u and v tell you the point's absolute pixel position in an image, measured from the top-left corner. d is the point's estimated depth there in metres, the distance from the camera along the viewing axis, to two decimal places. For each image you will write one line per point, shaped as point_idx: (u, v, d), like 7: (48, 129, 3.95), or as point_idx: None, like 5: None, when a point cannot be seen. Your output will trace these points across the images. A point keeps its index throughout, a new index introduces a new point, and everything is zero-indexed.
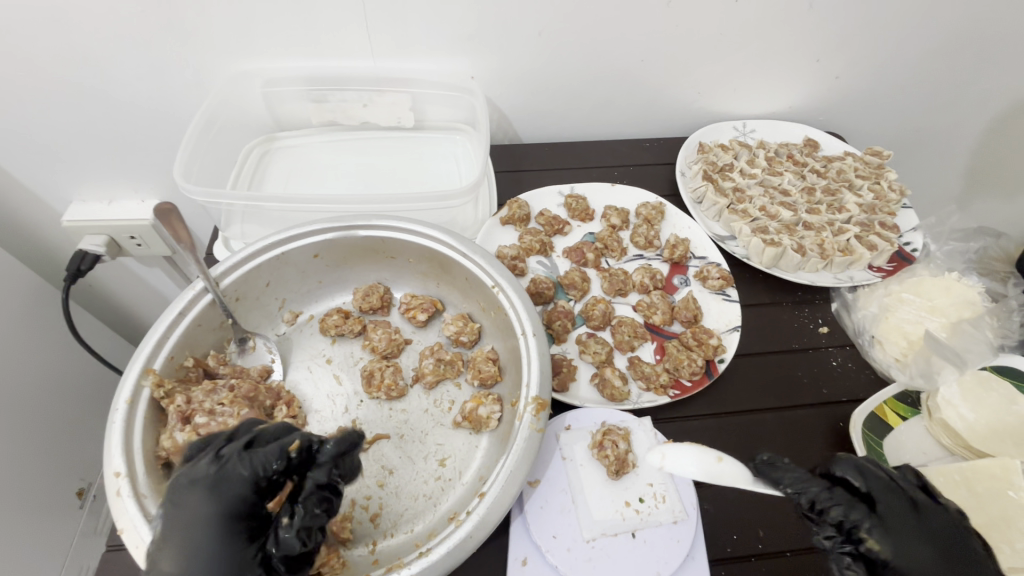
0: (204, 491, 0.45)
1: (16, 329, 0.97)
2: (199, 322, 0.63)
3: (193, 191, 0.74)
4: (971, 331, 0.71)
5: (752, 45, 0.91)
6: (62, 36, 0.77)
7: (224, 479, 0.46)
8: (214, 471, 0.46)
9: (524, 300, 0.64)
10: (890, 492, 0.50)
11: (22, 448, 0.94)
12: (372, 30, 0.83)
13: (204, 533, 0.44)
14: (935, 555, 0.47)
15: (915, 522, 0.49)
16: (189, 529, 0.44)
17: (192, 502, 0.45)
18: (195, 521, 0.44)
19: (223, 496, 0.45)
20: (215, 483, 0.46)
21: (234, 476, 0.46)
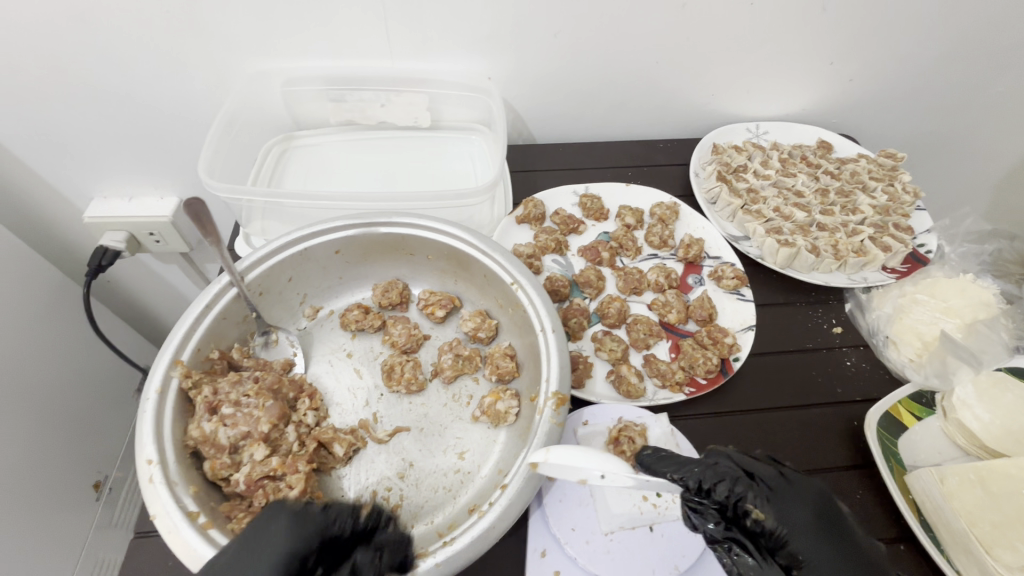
0: (288, 525, 0.47)
1: (39, 322, 0.99)
2: (224, 315, 0.64)
3: (217, 187, 0.75)
4: (985, 333, 0.72)
5: (766, 48, 0.92)
6: (91, 37, 0.78)
7: (273, 522, 0.48)
8: (262, 514, 0.48)
9: (542, 297, 0.65)
10: (763, 466, 0.55)
11: (42, 440, 0.96)
12: (391, 32, 0.84)
13: (258, 571, 0.44)
14: (810, 518, 0.52)
15: (797, 494, 0.53)
16: (239, 565, 0.45)
17: (273, 533, 0.46)
18: (239, 566, 0.45)
19: (275, 533, 0.47)
20: (264, 524, 0.47)
21: (315, 520, 0.48)
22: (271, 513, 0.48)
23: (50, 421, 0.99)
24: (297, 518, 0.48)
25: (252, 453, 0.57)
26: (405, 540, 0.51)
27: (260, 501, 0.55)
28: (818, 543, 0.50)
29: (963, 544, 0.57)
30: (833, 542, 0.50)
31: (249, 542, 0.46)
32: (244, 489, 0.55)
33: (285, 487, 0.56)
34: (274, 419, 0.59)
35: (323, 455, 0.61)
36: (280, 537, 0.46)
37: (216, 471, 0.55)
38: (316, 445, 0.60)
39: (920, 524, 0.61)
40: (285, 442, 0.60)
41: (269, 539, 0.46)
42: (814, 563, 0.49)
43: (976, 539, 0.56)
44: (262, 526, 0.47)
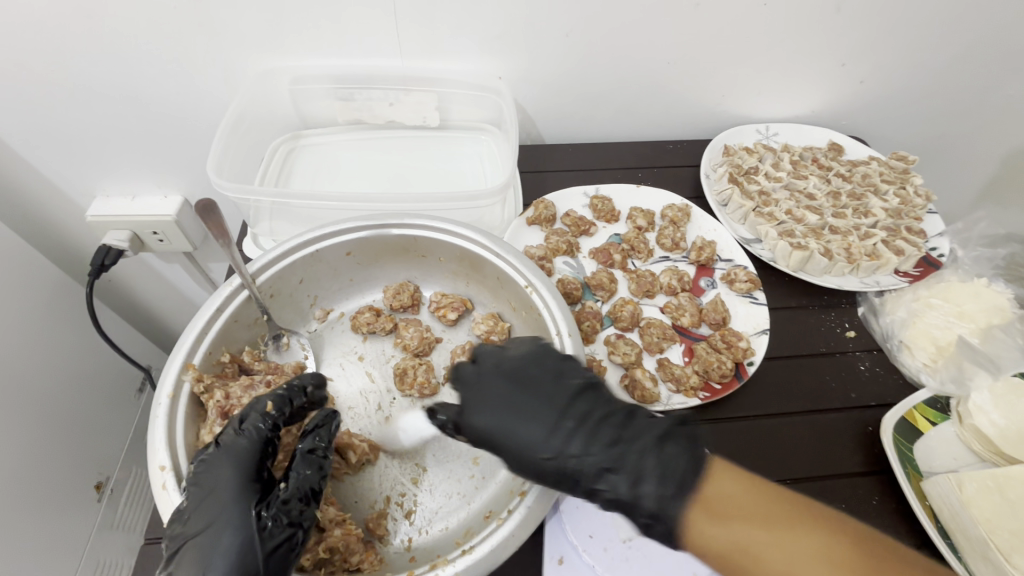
0: (227, 461, 0.50)
1: (42, 322, 0.98)
2: (235, 317, 0.63)
3: (226, 187, 0.74)
4: (1001, 338, 0.73)
5: (779, 48, 0.91)
6: (96, 33, 0.77)
7: (204, 462, 0.50)
8: (193, 468, 0.50)
9: (558, 300, 0.65)
10: (547, 355, 0.57)
11: (44, 440, 0.95)
12: (401, 30, 0.83)
13: (214, 498, 0.48)
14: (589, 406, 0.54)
15: (550, 378, 0.55)
16: (207, 500, 0.47)
17: (217, 474, 0.49)
18: (200, 507, 0.47)
19: (210, 470, 0.49)
20: (198, 472, 0.49)
21: (240, 446, 0.51)
22: (200, 459, 0.50)
23: (54, 421, 0.98)
24: (220, 445, 0.50)
25: None
26: (317, 377, 0.60)
27: None
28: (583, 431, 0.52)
29: (980, 550, 0.57)
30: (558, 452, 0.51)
31: (195, 494, 0.48)
32: None
33: None
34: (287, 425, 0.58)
35: (336, 460, 0.60)
36: (216, 465, 0.49)
37: None
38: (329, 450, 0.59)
39: (937, 529, 0.61)
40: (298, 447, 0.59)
41: (206, 475, 0.49)
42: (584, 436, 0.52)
43: (994, 546, 0.56)
44: (197, 476, 0.49)
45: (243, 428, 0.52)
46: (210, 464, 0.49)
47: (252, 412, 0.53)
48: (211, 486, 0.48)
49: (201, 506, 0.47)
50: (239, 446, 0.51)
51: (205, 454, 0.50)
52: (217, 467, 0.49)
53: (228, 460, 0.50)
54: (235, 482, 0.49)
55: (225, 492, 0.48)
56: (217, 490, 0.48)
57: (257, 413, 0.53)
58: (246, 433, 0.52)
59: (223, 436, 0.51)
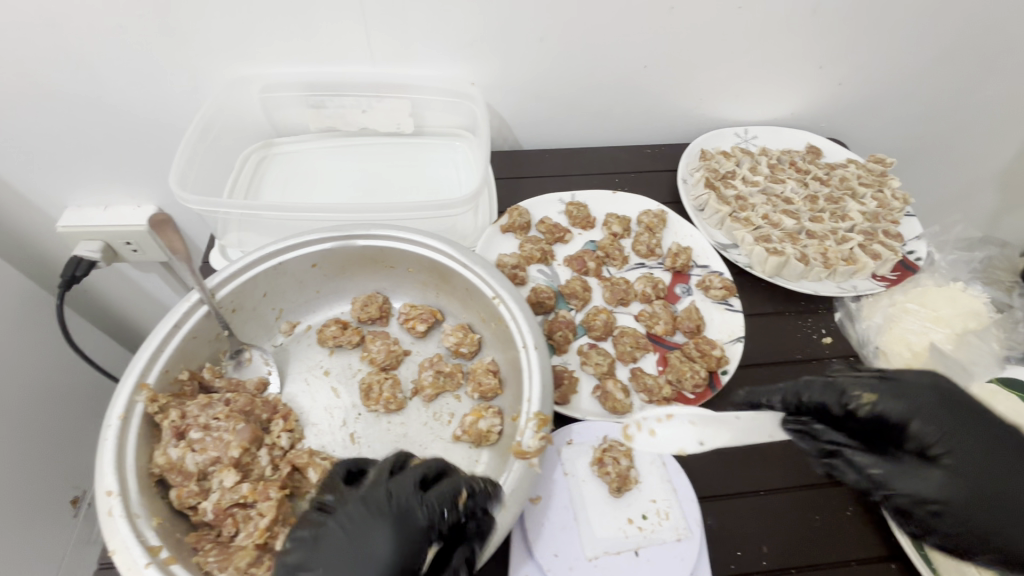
0: (386, 530, 0.46)
1: (11, 334, 0.96)
2: (194, 334, 0.62)
3: (189, 199, 0.72)
4: (976, 344, 0.73)
5: (756, 50, 0.90)
6: (58, 41, 0.75)
7: (364, 518, 0.47)
8: (353, 518, 0.47)
9: (525, 312, 0.63)
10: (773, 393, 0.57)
11: (15, 454, 0.93)
12: (372, 36, 0.82)
13: (360, 567, 0.45)
14: (942, 407, 0.51)
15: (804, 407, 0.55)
16: (339, 562, 0.45)
17: (375, 536, 0.46)
18: (336, 560, 0.45)
19: (371, 531, 0.46)
20: (358, 526, 0.47)
21: (414, 522, 0.47)
22: (359, 505, 0.48)
23: (24, 437, 0.95)
24: (391, 508, 0.48)
25: (221, 480, 0.54)
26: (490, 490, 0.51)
27: (229, 531, 0.53)
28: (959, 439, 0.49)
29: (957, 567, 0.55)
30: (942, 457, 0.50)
31: (339, 546, 0.46)
32: (212, 518, 0.53)
33: (257, 516, 0.53)
34: (245, 444, 0.57)
35: (297, 478, 0.59)
36: (377, 529, 0.46)
37: (183, 499, 0.53)
38: (289, 469, 0.58)
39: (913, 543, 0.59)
40: (257, 466, 0.58)
41: (361, 533, 0.46)
42: (958, 461, 0.49)
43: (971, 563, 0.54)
44: (349, 525, 0.47)
45: (421, 502, 0.48)
46: (376, 526, 0.47)
47: (441, 492, 0.49)
48: (365, 551, 0.45)
49: (336, 564, 0.45)
50: (414, 513, 0.48)
51: (369, 506, 0.48)
52: (378, 531, 0.46)
53: (397, 526, 0.46)
54: (382, 560, 0.45)
55: (377, 567, 0.45)
56: (359, 557, 0.45)
57: (445, 502, 0.48)
58: (426, 505, 0.48)
59: (393, 499, 0.48)
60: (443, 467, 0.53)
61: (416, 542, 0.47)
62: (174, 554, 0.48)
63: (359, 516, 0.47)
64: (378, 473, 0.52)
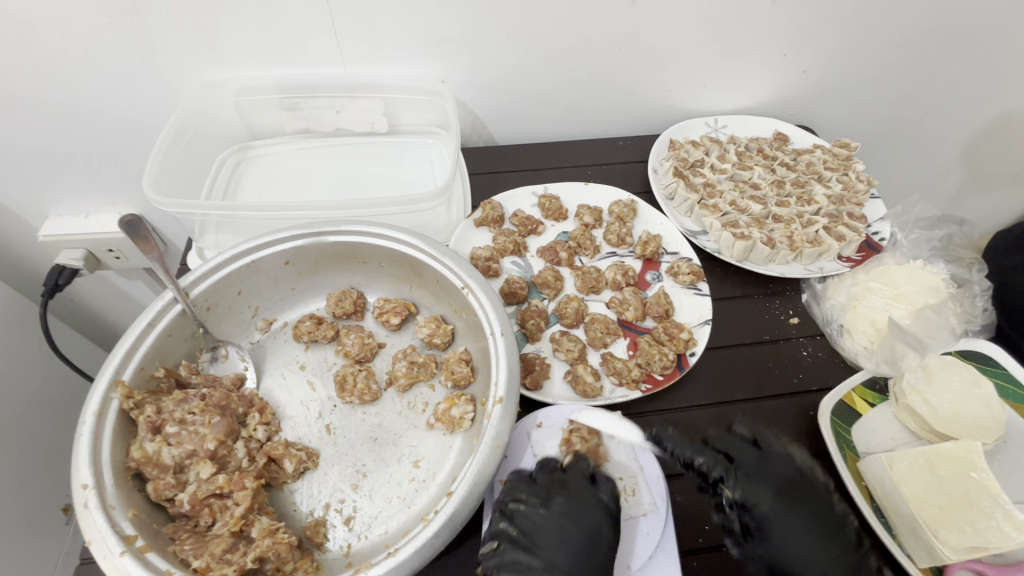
0: (598, 510, 0.57)
1: (14, 341, 0.96)
2: (169, 332, 0.63)
3: (164, 203, 0.73)
4: (933, 318, 0.74)
5: (721, 41, 0.92)
6: (32, 51, 0.76)
7: (577, 505, 0.57)
8: (566, 505, 0.57)
9: (493, 300, 0.65)
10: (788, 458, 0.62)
11: (20, 458, 0.92)
12: (342, 39, 0.83)
13: (592, 538, 0.55)
14: (776, 495, 0.60)
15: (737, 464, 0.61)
16: (571, 540, 0.55)
17: (591, 514, 0.56)
18: (565, 542, 0.55)
19: (587, 513, 0.56)
20: (574, 513, 0.56)
21: (613, 502, 0.58)
22: (569, 501, 0.57)
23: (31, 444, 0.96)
24: (589, 496, 0.58)
25: (198, 472, 0.56)
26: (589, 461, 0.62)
27: (206, 520, 0.55)
28: (784, 520, 0.58)
29: (914, 529, 0.58)
30: (797, 519, 0.58)
31: (563, 534, 0.56)
32: (189, 509, 0.55)
33: (232, 505, 0.55)
34: (220, 436, 0.58)
35: (274, 470, 0.60)
36: (592, 515, 0.56)
37: (160, 492, 0.54)
38: (265, 461, 0.59)
39: (873, 510, 0.62)
40: (234, 458, 0.59)
41: (579, 523, 0.56)
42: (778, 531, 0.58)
43: (924, 523, 0.57)
44: (569, 513, 0.57)
45: (605, 487, 0.59)
46: (589, 514, 0.56)
47: (608, 479, 0.60)
48: (588, 533, 0.55)
49: (572, 552, 0.54)
50: (608, 500, 0.58)
51: (574, 499, 0.58)
52: (593, 516, 0.56)
53: (607, 513, 0.57)
54: (605, 530, 0.56)
55: (605, 541, 0.55)
56: (589, 533, 0.55)
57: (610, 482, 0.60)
58: (607, 486, 0.59)
59: (581, 487, 0.59)
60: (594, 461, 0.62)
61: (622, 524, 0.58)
62: (149, 543, 0.49)
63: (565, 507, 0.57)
64: (546, 470, 0.61)
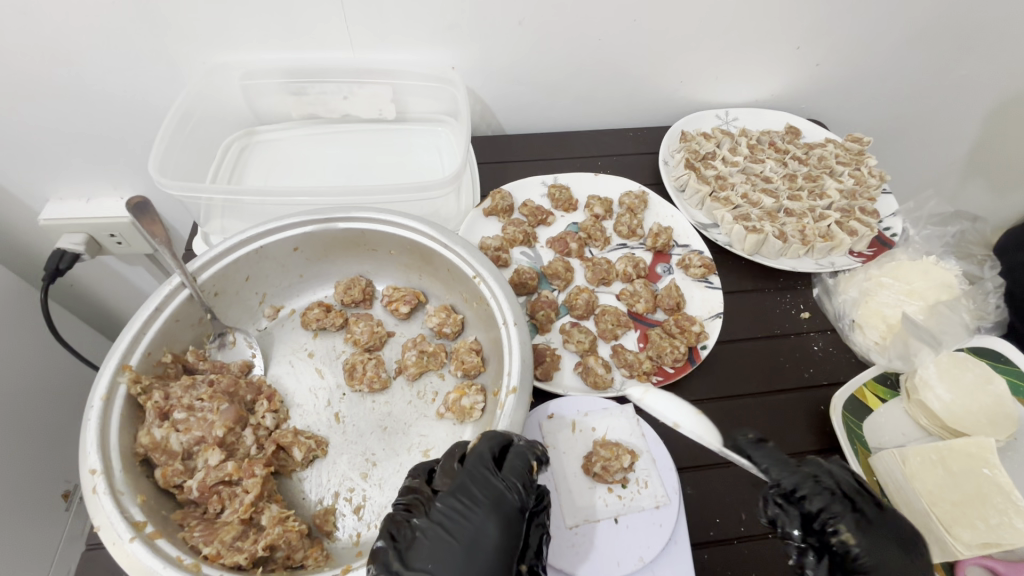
0: (484, 512, 0.49)
1: (14, 324, 0.94)
2: (177, 317, 0.62)
3: (171, 186, 0.72)
4: (947, 314, 0.73)
5: (735, 30, 0.91)
6: (34, 29, 0.74)
7: (458, 510, 0.49)
8: (446, 509, 0.49)
9: (505, 290, 0.64)
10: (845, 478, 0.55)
11: (19, 443, 0.91)
12: (350, 24, 0.82)
13: (471, 554, 0.46)
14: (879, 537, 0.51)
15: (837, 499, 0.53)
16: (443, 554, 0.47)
17: (471, 519, 0.48)
18: (440, 558, 0.46)
19: (470, 519, 0.48)
20: (456, 517, 0.48)
21: (507, 499, 0.49)
22: (452, 499, 0.49)
23: (30, 429, 0.94)
24: (481, 491, 0.50)
25: (206, 458, 0.56)
26: (499, 437, 0.53)
27: (215, 507, 0.54)
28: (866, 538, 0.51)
29: (923, 522, 0.58)
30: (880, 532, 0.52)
31: (441, 545, 0.47)
32: (197, 496, 0.54)
33: (242, 493, 0.54)
34: (229, 423, 0.58)
35: (283, 457, 0.60)
36: (478, 514, 0.48)
37: (168, 478, 0.53)
38: (274, 448, 0.59)
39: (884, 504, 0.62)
40: (242, 446, 0.59)
41: (465, 523, 0.48)
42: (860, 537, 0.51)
43: (936, 518, 0.57)
44: (449, 521, 0.48)
45: (502, 478, 0.50)
46: (477, 514, 0.49)
47: (510, 470, 0.51)
48: (471, 539, 0.47)
49: (450, 559, 0.46)
50: (502, 494, 0.50)
51: (461, 496, 0.50)
52: (477, 515, 0.48)
53: (494, 511, 0.49)
54: (495, 538, 0.48)
55: (488, 550, 0.47)
56: (475, 547, 0.47)
57: (520, 471, 0.51)
58: (503, 480, 0.50)
59: (470, 478, 0.50)
60: (506, 438, 0.53)
61: (517, 523, 0.49)
62: (158, 529, 0.49)
63: (449, 506, 0.49)
64: (447, 461, 0.53)
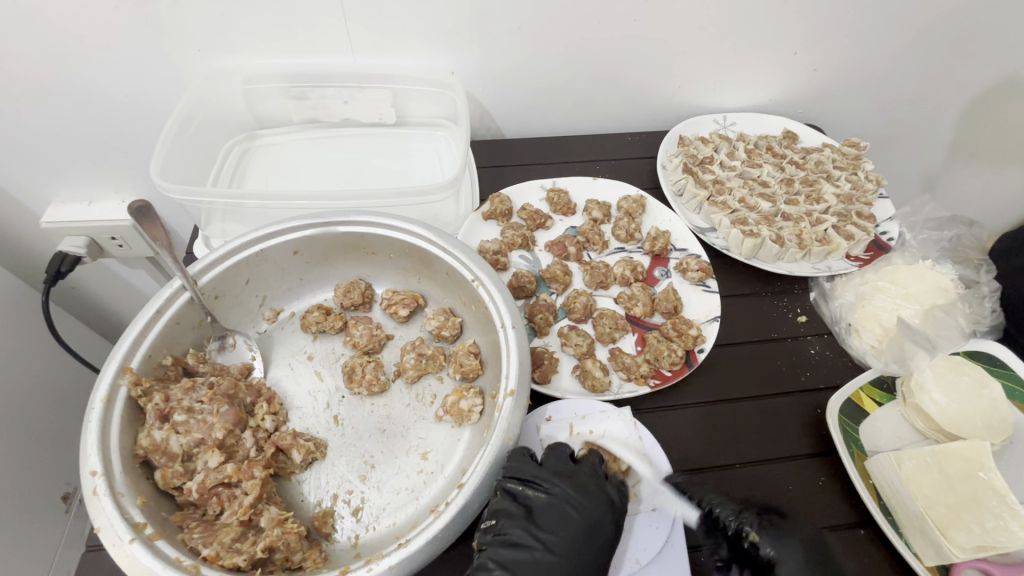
0: (603, 509, 0.56)
1: (15, 326, 0.95)
2: (177, 320, 0.63)
3: (172, 190, 0.72)
4: (942, 318, 0.74)
5: (733, 36, 0.91)
6: (38, 36, 0.75)
7: (580, 500, 0.56)
8: (567, 498, 0.56)
9: (503, 293, 0.65)
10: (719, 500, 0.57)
11: (19, 444, 0.91)
12: (351, 29, 0.82)
13: (584, 540, 0.54)
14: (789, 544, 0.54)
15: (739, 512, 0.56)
16: (559, 532, 0.55)
17: (590, 511, 0.55)
18: (560, 531, 0.55)
19: (587, 511, 0.55)
20: (573, 508, 0.56)
21: (619, 506, 0.56)
22: (574, 492, 0.56)
23: (30, 431, 0.94)
24: (599, 492, 0.57)
25: (206, 461, 0.56)
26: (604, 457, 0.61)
27: (214, 509, 0.54)
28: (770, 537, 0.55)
29: (921, 527, 0.58)
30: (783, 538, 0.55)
31: (561, 521, 0.55)
32: (197, 498, 0.54)
33: (241, 494, 0.55)
34: (228, 425, 0.58)
35: (281, 460, 0.60)
36: (596, 510, 0.56)
37: (168, 480, 0.54)
38: (273, 450, 0.59)
39: (880, 507, 0.62)
40: (241, 448, 0.59)
41: (585, 512, 0.55)
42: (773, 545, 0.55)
43: (932, 521, 0.57)
44: (569, 506, 0.56)
45: (612, 487, 0.58)
46: (593, 509, 0.56)
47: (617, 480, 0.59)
48: (590, 526, 0.55)
49: (568, 536, 0.54)
50: (613, 499, 0.57)
51: (579, 492, 0.57)
52: (594, 510, 0.55)
53: (608, 510, 0.56)
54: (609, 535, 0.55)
55: (602, 539, 0.54)
56: (588, 538, 0.54)
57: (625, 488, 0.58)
58: (615, 487, 0.58)
59: (585, 478, 0.58)
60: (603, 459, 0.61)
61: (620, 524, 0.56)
62: (158, 531, 0.49)
63: (566, 500, 0.56)
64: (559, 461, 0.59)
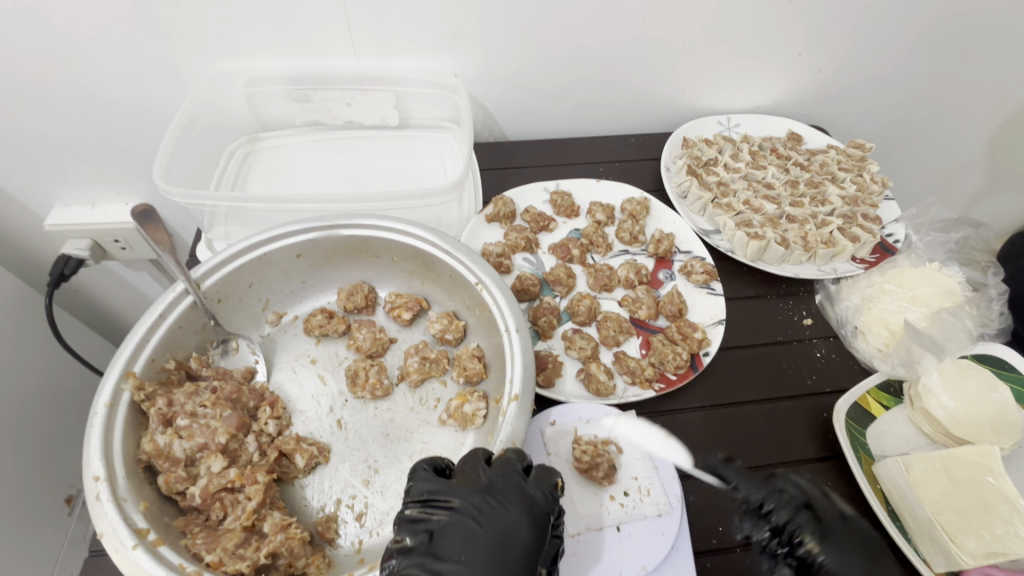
0: (517, 511, 0.49)
1: (18, 329, 0.95)
2: (180, 324, 0.62)
3: (176, 193, 0.72)
4: (949, 321, 0.75)
5: (737, 37, 0.91)
6: (41, 39, 0.75)
7: (491, 508, 0.49)
8: (475, 505, 0.49)
9: (507, 297, 0.64)
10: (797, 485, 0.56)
11: (23, 447, 0.91)
12: (353, 30, 0.82)
13: (502, 551, 0.47)
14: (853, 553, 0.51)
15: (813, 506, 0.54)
16: (470, 550, 0.47)
17: (503, 516, 0.49)
18: (468, 551, 0.47)
19: (502, 518, 0.49)
20: (484, 516, 0.49)
21: (537, 501, 0.50)
22: (482, 497, 0.50)
23: (33, 433, 0.94)
24: (515, 491, 0.50)
25: (209, 466, 0.56)
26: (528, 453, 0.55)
27: (217, 515, 0.54)
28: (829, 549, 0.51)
29: (929, 532, 0.57)
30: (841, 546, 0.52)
31: (468, 539, 0.48)
32: (200, 503, 0.54)
33: (244, 499, 0.54)
34: (232, 430, 0.58)
35: (285, 464, 0.60)
36: (509, 513, 0.49)
37: (171, 485, 0.54)
38: (277, 455, 0.59)
39: (887, 513, 0.61)
40: (245, 452, 0.59)
41: (495, 521, 0.49)
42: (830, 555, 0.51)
43: (940, 526, 0.57)
44: (479, 516, 0.49)
45: (531, 484, 0.51)
46: (507, 512, 0.49)
47: (541, 477, 0.52)
48: (503, 534, 0.48)
49: (480, 553, 0.47)
50: (533, 497, 0.50)
51: (494, 495, 0.50)
52: (508, 513, 0.49)
53: (526, 511, 0.49)
54: (525, 538, 0.48)
55: (519, 546, 0.48)
56: (506, 547, 0.47)
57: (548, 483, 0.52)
58: (536, 485, 0.51)
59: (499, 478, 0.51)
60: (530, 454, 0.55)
61: (546, 524, 0.50)
62: (161, 536, 0.49)
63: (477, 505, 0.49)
64: (471, 461, 0.53)
